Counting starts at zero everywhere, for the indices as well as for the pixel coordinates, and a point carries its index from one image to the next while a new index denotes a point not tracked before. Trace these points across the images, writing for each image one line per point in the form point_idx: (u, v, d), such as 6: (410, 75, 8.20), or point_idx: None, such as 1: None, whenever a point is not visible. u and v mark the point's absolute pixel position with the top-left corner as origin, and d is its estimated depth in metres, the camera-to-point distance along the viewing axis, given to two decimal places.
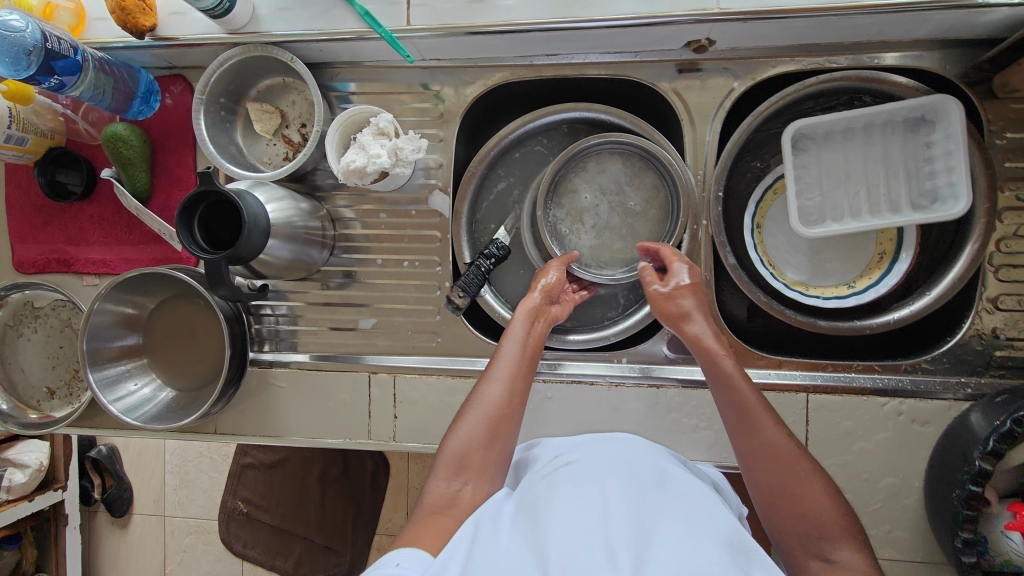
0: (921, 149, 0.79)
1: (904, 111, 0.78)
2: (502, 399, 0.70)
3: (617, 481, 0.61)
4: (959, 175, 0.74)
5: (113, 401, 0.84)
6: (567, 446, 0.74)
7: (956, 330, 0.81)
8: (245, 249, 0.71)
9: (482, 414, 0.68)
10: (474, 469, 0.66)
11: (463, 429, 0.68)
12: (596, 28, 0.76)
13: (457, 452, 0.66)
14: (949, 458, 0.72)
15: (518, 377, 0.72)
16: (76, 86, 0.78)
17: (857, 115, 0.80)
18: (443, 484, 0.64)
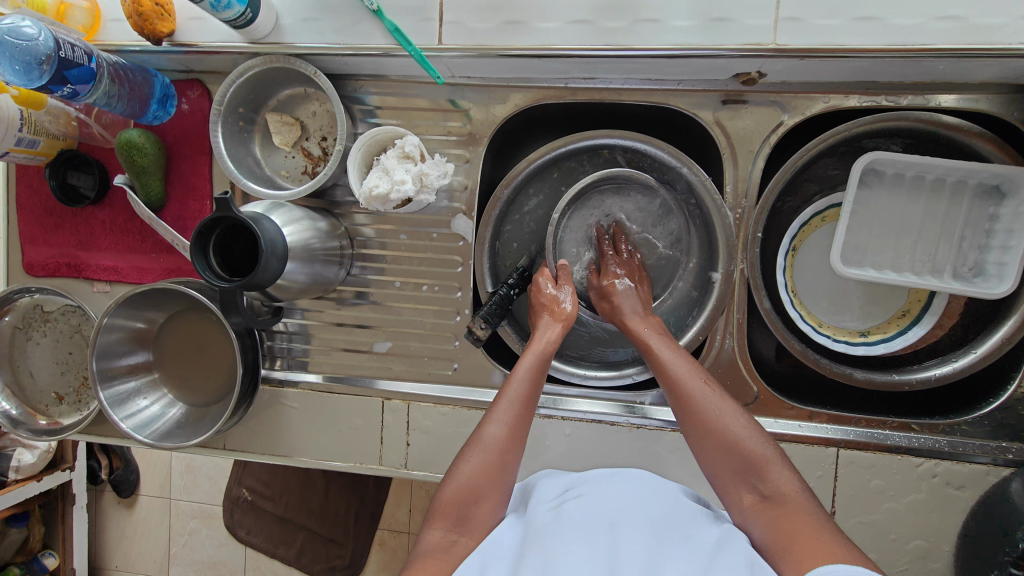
0: (984, 218, 0.76)
1: (980, 175, 0.74)
2: (505, 441, 0.66)
3: (629, 530, 0.56)
4: (1012, 258, 0.71)
5: (124, 418, 0.82)
6: (576, 477, 0.69)
7: (1000, 391, 0.77)
8: (263, 278, 0.68)
9: (485, 455, 0.65)
10: (473, 521, 0.62)
11: (464, 470, 0.65)
12: (639, 57, 0.71)
13: (456, 501, 0.63)
14: (985, 530, 0.69)
15: (524, 417, 0.69)
16: (90, 94, 0.75)
17: (923, 167, 0.75)
18: (438, 537, 0.61)
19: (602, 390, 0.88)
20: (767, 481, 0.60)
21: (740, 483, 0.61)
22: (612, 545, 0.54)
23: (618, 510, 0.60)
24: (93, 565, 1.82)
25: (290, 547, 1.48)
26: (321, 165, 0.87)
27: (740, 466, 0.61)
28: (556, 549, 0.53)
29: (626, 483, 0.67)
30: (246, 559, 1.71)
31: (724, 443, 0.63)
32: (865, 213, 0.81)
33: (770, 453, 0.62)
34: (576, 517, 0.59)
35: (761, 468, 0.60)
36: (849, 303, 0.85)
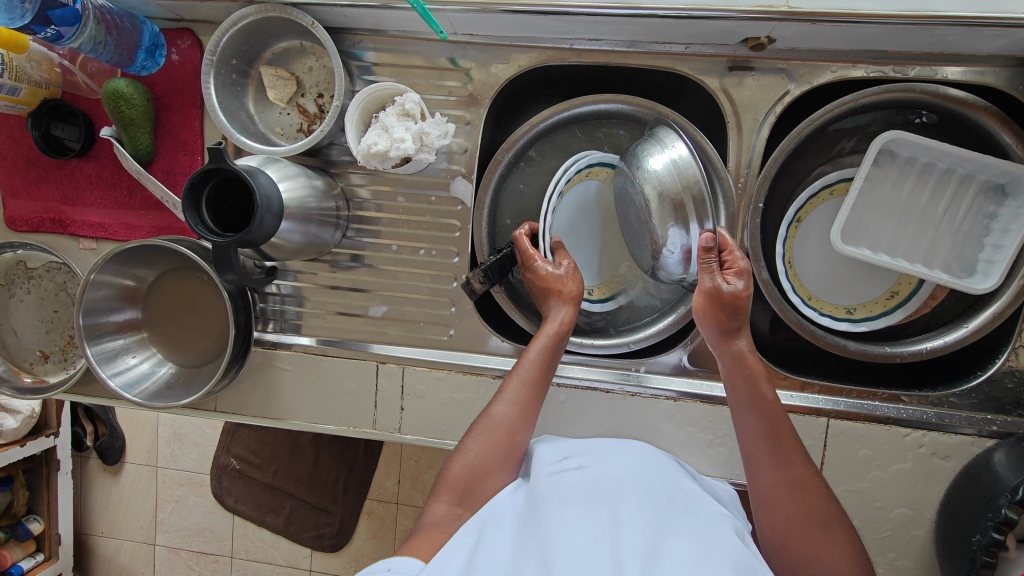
0: (983, 216, 0.77)
1: (989, 171, 0.74)
2: (514, 420, 0.70)
3: (630, 505, 0.56)
4: (1002, 258, 0.73)
5: (112, 376, 0.81)
6: (576, 446, 0.69)
7: (988, 364, 0.79)
8: (257, 235, 0.66)
9: (492, 433, 0.70)
10: (476, 496, 0.67)
11: (470, 448, 0.69)
12: (649, 16, 0.70)
13: (464, 477, 0.67)
14: (969, 498, 0.71)
15: (534, 397, 0.73)
16: (74, 38, 0.73)
17: (935, 149, 0.75)
18: (444, 510, 0.66)
19: (597, 358, 0.87)
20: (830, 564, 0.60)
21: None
22: (614, 519, 0.54)
23: (618, 482, 0.60)
24: (79, 530, 1.82)
25: (279, 515, 1.51)
26: (317, 123, 0.84)
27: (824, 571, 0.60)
28: (557, 521, 0.54)
29: (630, 455, 0.67)
30: (234, 526, 1.71)
31: (812, 540, 0.61)
32: (867, 193, 0.80)
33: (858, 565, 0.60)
34: (578, 490, 0.60)
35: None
36: (841, 278, 0.85)
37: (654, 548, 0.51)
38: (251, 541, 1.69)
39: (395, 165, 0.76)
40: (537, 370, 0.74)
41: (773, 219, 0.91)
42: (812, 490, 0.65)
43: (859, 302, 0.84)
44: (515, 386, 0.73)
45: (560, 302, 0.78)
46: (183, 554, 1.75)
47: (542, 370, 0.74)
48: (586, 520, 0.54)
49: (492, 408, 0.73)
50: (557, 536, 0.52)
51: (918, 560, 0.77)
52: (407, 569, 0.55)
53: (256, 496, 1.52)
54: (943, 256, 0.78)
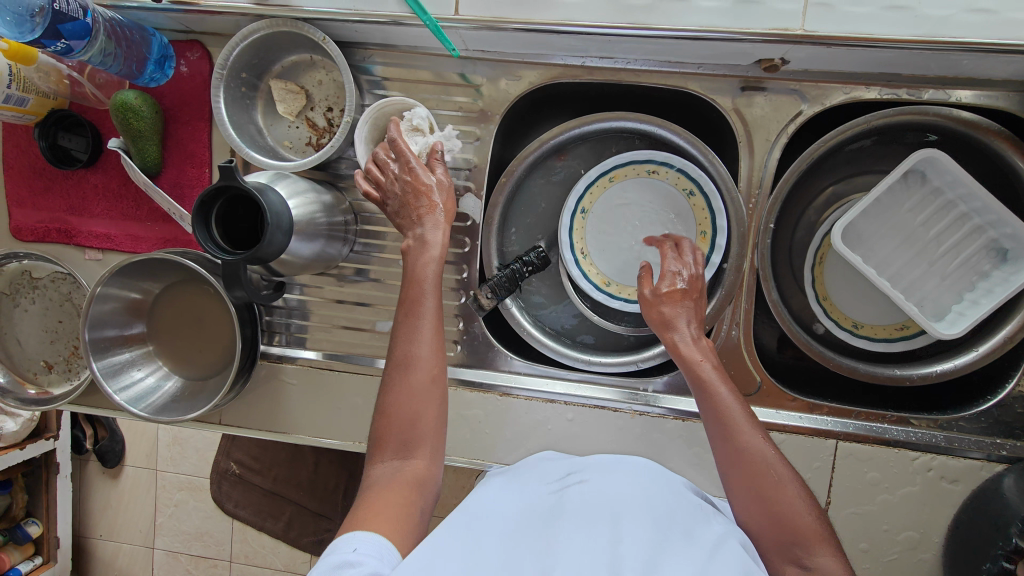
0: (975, 273, 0.77)
1: (1002, 229, 0.74)
2: (428, 358, 0.66)
3: (632, 520, 0.56)
4: (973, 313, 0.72)
5: (118, 390, 0.80)
6: (578, 464, 0.71)
7: (996, 389, 0.78)
8: (267, 253, 0.66)
9: (402, 371, 0.66)
10: (412, 445, 0.64)
11: (390, 398, 0.65)
12: (663, 37, 0.69)
13: (397, 423, 0.64)
14: (978, 523, 0.71)
15: (441, 330, 0.68)
16: (84, 51, 0.73)
17: (963, 184, 0.74)
18: (384, 466, 0.63)
19: (605, 376, 0.87)
20: (796, 521, 0.59)
21: (782, 556, 0.59)
22: (614, 534, 0.54)
23: (619, 499, 0.61)
24: (78, 533, 1.81)
25: (279, 520, 1.51)
26: (326, 137, 0.84)
27: (790, 539, 0.59)
28: (558, 532, 0.55)
29: (630, 470, 0.68)
30: (234, 531, 1.71)
31: (771, 511, 0.60)
32: (883, 205, 0.80)
33: (821, 529, 0.59)
34: (579, 504, 0.61)
35: (810, 543, 0.58)
36: (854, 290, 0.83)
37: (652, 561, 0.51)
38: (250, 546, 1.70)
39: (395, 133, 0.72)
40: (430, 303, 0.68)
41: (784, 239, 0.90)
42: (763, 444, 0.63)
43: (868, 321, 0.82)
44: (410, 322, 0.67)
45: (431, 227, 0.69)
46: (182, 558, 1.74)
47: (436, 314, 0.68)
48: (586, 532, 0.55)
49: (397, 346, 0.67)
50: (559, 554, 0.52)
51: None
52: (376, 551, 0.52)
53: (257, 501, 1.52)
54: (931, 294, 0.79)
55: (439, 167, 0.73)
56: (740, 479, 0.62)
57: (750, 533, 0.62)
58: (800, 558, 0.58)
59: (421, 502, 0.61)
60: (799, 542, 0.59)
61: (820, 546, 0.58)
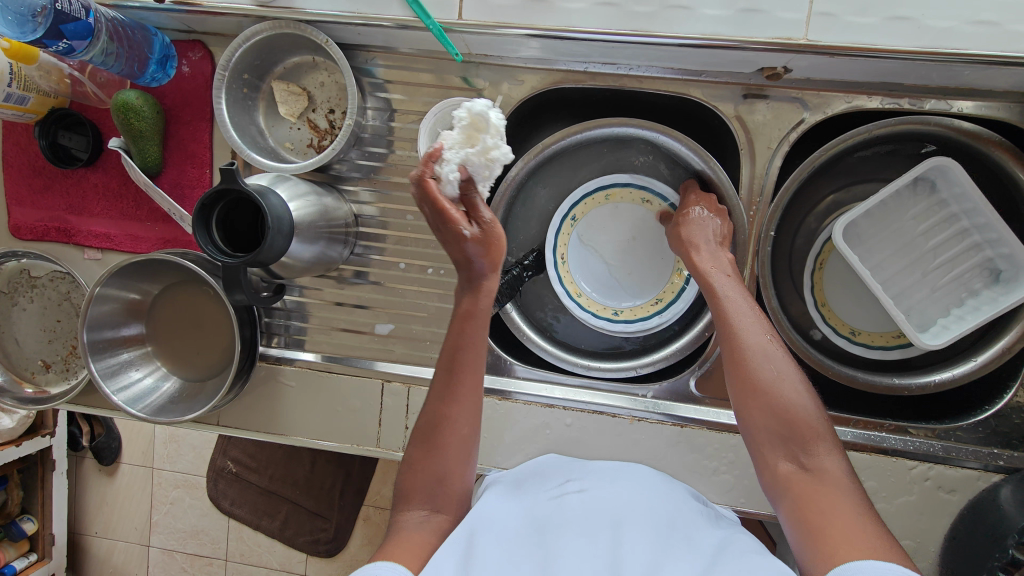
0: (965, 290, 0.77)
1: (1000, 249, 0.74)
2: (463, 417, 0.66)
3: (633, 526, 0.57)
4: (958, 327, 0.74)
5: (116, 391, 0.80)
6: (577, 472, 0.71)
7: (995, 399, 0.78)
8: (267, 256, 0.66)
9: (434, 426, 0.66)
10: (441, 497, 0.64)
11: (420, 451, 0.65)
12: (666, 44, 0.69)
13: (424, 473, 0.64)
14: (975, 534, 0.70)
15: (477, 382, 0.67)
16: (86, 51, 0.72)
17: (969, 198, 0.75)
18: (411, 517, 0.62)
19: (604, 381, 0.87)
20: (796, 420, 0.59)
21: (780, 454, 0.59)
22: (615, 540, 0.55)
23: (620, 507, 0.62)
24: (73, 530, 1.81)
25: (275, 518, 1.52)
26: (328, 139, 0.84)
27: (789, 434, 0.59)
28: (558, 542, 0.56)
29: (629, 480, 0.68)
30: (230, 529, 1.72)
31: (772, 409, 0.59)
32: (889, 208, 0.80)
33: (820, 426, 0.59)
34: (579, 512, 0.61)
35: (808, 440, 0.58)
36: (853, 296, 0.83)
37: (654, 567, 0.51)
38: (246, 545, 1.70)
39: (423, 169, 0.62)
40: (471, 356, 0.66)
41: (784, 246, 0.90)
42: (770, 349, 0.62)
43: (865, 328, 0.82)
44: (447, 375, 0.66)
45: (483, 273, 0.66)
46: (177, 557, 1.74)
47: (476, 368, 0.67)
48: (587, 542, 0.55)
49: (431, 402, 0.67)
50: (561, 563, 0.53)
51: None
52: None
53: (252, 499, 1.52)
54: (919, 304, 0.79)
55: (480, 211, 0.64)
56: (741, 380, 0.62)
57: (745, 428, 0.62)
58: (798, 456, 0.58)
59: None
60: (799, 439, 0.58)
61: (818, 443, 0.58)
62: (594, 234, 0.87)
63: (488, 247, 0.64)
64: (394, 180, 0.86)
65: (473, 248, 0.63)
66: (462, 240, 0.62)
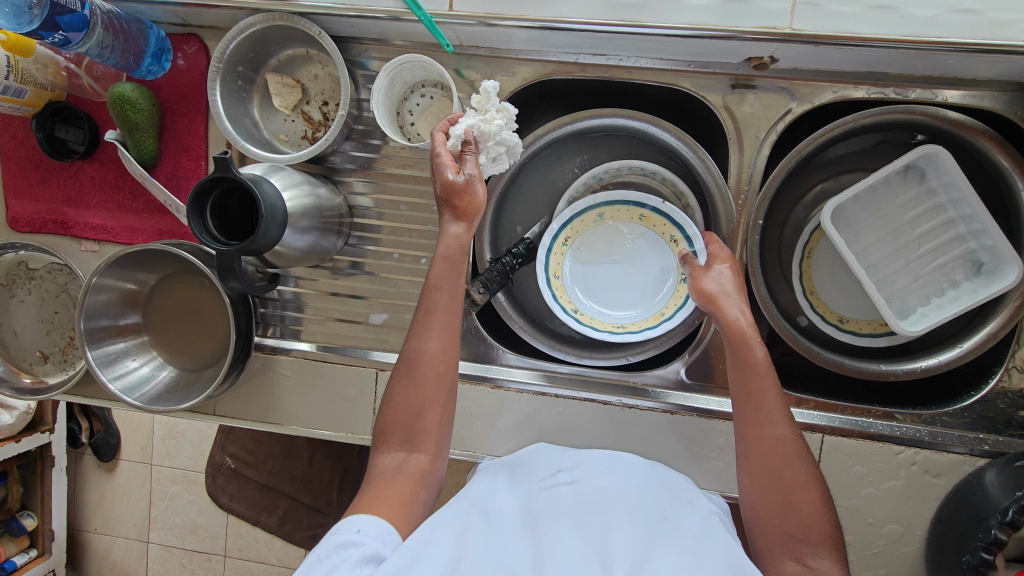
0: (947, 281, 0.78)
1: (983, 240, 0.75)
2: (436, 357, 0.68)
3: (621, 515, 0.59)
4: (939, 315, 0.75)
5: (112, 379, 0.81)
6: (569, 461, 0.71)
7: (981, 384, 0.79)
8: (260, 244, 0.67)
9: (409, 367, 0.68)
10: (419, 436, 0.67)
11: (398, 392, 0.68)
12: (654, 34, 0.70)
13: (403, 414, 0.67)
14: (960, 516, 0.72)
15: (453, 323, 0.70)
16: (82, 43, 0.73)
17: (959, 189, 0.75)
18: (391, 458, 0.66)
19: (596, 369, 0.88)
20: (807, 528, 0.62)
21: (785, 551, 0.62)
22: (603, 529, 0.57)
23: (609, 494, 0.63)
24: (73, 526, 1.82)
25: (273, 514, 1.51)
26: (322, 131, 0.85)
27: (797, 536, 0.62)
28: (549, 534, 0.57)
29: (621, 466, 0.70)
30: (228, 525, 1.73)
31: (784, 507, 0.63)
32: (878, 193, 0.81)
33: (829, 534, 0.62)
34: (568, 502, 0.62)
35: (816, 543, 0.61)
36: (841, 285, 0.84)
37: (644, 554, 0.53)
38: (244, 540, 1.71)
39: (438, 128, 0.71)
40: (442, 296, 0.69)
41: (773, 236, 0.91)
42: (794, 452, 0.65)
43: (853, 316, 0.83)
44: (424, 320, 0.69)
45: (453, 219, 0.70)
46: (176, 552, 1.75)
47: (451, 309, 0.70)
48: (579, 536, 0.57)
49: (410, 342, 0.70)
50: (550, 554, 0.54)
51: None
52: (377, 533, 0.56)
53: (250, 494, 1.52)
54: (902, 291, 0.80)
55: (471, 160, 0.69)
56: (761, 475, 0.65)
57: (754, 520, 0.65)
58: (803, 556, 0.61)
59: (426, 492, 0.65)
60: (807, 540, 0.61)
61: (825, 549, 0.61)
62: (607, 242, 0.84)
63: (470, 193, 0.69)
64: (388, 171, 0.87)
65: (442, 192, 0.69)
66: (445, 183, 0.68)
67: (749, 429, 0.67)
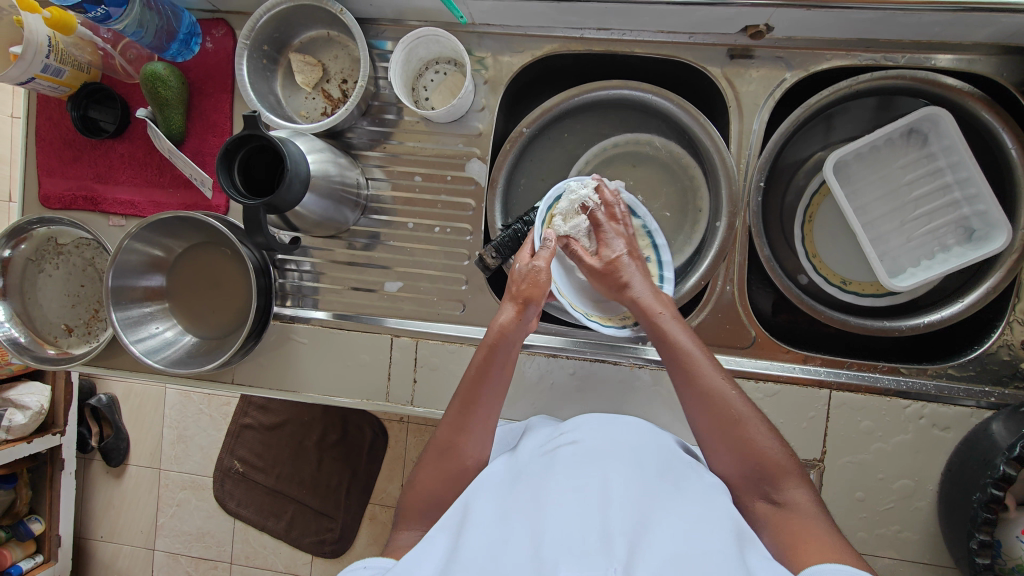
0: (938, 245, 0.81)
1: (976, 206, 0.78)
2: (466, 442, 0.69)
3: (620, 480, 0.56)
4: (929, 274, 0.79)
5: (135, 342, 0.84)
6: (570, 423, 0.69)
7: (985, 338, 0.81)
8: (284, 202, 0.71)
9: (439, 456, 0.68)
10: (435, 514, 0.67)
11: (423, 474, 0.69)
12: (656, 3, 0.75)
13: (423, 490, 0.68)
14: (969, 463, 0.72)
15: (489, 420, 0.70)
16: (122, 19, 0.78)
17: (958, 154, 0.78)
18: (411, 534, 0.66)
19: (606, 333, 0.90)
20: (776, 476, 0.61)
21: (755, 493, 0.62)
22: (603, 493, 0.55)
23: (610, 455, 0.60)
24: (79, 535, 1.81)
25: (281, 518, 1.58)
26: (341, 106, 0.89)
27: (760, 476, 0.62)
28: (547, 493, 0.56)
29: (622, 430, 0.66)
30: (235, 531, 1.67)
31: (742, 452, 0.63)
32: (881, 154, 0.84)
33: (789, 463, 0.62)
34: (571, 460, 0.60)
35: (778, 479, 0.61)
36: (842, 247, 0.88)
37: (641, 521, 0.52)
38: (251, 546, 1.65)
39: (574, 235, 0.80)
40: (482, 387, 0.70)
41: (773, 206, 0.95)
42: (730, 397, 0.65)
43: (854, 277, 0.87)
44: (462, 407, 0.70)
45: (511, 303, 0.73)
46: (182, 559, 1.72)
47: (490, 409, 0.70)
48: (574, 497, 0.54)
49: (443, 430, 0.70)
50: (549, 515, 0.52)
51: (922, 530, 0.78)
52: (382, 565, 0.58)
53: (259, 499, 1.62)
54: (894, 252, 0.83)
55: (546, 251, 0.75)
56: (712, 429, 0.65)
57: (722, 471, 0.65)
58: (770, 493, 0.61)
59: None
60: (768, 477, 0.61)
61: (788, 481, 0.61)
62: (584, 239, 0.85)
63: (531, 282, 0.72)
64: (404, 144, 0.92)
65: (511, 280, 0.75)
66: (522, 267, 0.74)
67: (689, 391, 0.67)
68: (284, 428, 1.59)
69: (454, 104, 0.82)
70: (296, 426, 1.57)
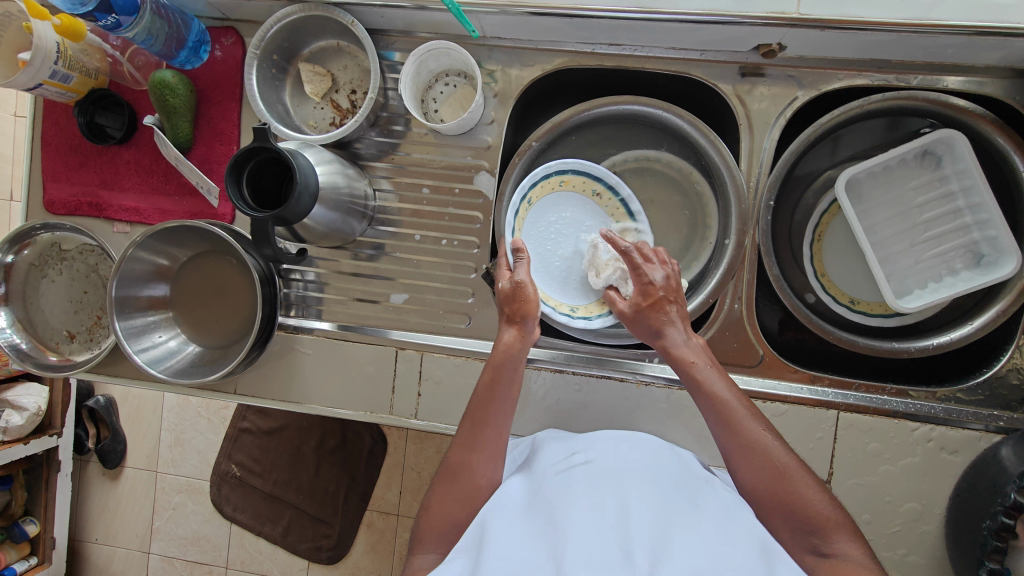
0: (946, 268, 0.81)
1: (987, 232, 0.78)
2: (478, 464, 0.67)
3: (638, 497, 0.56)
4: (937, 296, 0.79)
5: (138, 351, 0.83)
6: (582, 441, 0.68)
7: (994, 362, 0.81)
8: (293, 214, 0.70)
9: (452, 482, 0.67)
10: (453, 535, 0.65)
11: (437, 497, 0.67)
12: (669, 21, 0.75)
13: (439, 518, 0.66)
14: (977, 489, 0.72)
15: (500, 439, 0.68)
16: (133, 26, 0.78)
17: (971, 178, 0.78)
18: (431, 557, 0.64)
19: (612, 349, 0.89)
20: (825, 530, 0.58)
21: (800, 545, 0.60)
22: (621, 511, 0.54)
23: (626, 474, 0.60)
24: (73, 537, 1.79)
25: (278, 524, 1.57)
26: (349, 117, 0.89)
27: (806, 528, 0.59)
28: (564, 511, 0.55)
29: (636, 448, 0.66)
30: (232, 536, 1.66)
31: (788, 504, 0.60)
32: (894, 174, 0.84)
33: (839, 517, 0.59)
34: (585, 479, 0.60)
35: (826, 531, 0.58)
36: (851, 267, 0.88)
37: (662, 537, 0.51)
38: (247, 552, 1.63)
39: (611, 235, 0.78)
40: (491, 407, 0.68)
41: (782, 224, 0.95)
42: (773, 447, 0.63)
43: (862, 297, 0.87)
44: (476, 431, 0.68)
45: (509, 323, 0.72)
46: (177, 564, 1.71)
47: (499, 427, 0.69)
48: (591, 516, 0.54)
49: (454, 450, 0.69)
50: (567, 535, 0.52)
51: (930, 555, 0.77)
52: None
53: (256, 505, 1.61)
54: (902, 273, 0.83)
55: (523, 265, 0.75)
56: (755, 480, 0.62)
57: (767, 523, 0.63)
58: (818, 547, 0.58)
59: None
60: (815, 529, 0.59)
61: (840, 534, 0.58)
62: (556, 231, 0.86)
63: (524, 296, 0.72)
64: (411, 156, 0.91)
65: (501, 299, 0.74)
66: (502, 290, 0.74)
67: (726, 439, 0.65)
68: (283, 433, 1.58)
69: (463, 117, 0.82)
70: (295, 432, 1.56)
